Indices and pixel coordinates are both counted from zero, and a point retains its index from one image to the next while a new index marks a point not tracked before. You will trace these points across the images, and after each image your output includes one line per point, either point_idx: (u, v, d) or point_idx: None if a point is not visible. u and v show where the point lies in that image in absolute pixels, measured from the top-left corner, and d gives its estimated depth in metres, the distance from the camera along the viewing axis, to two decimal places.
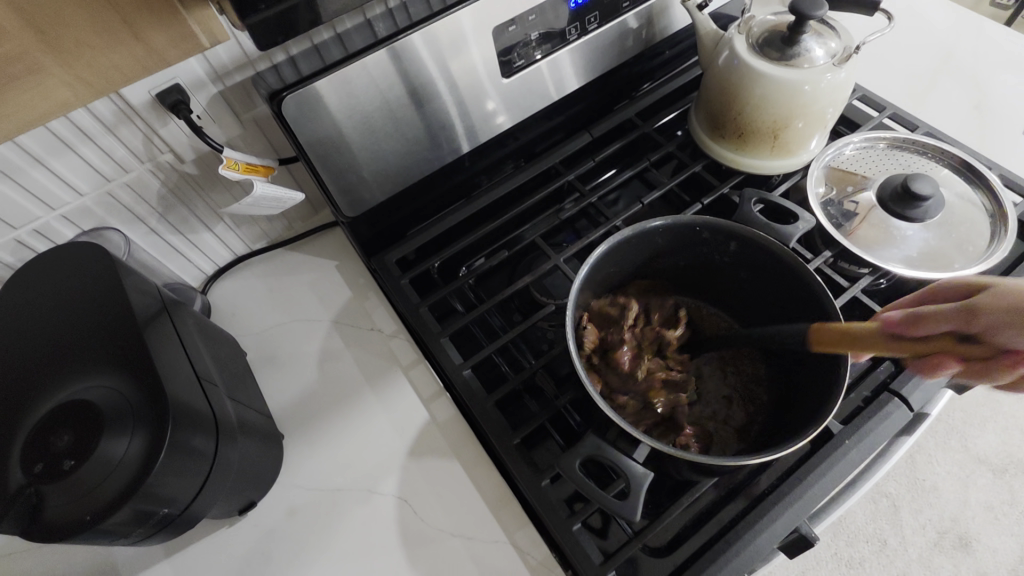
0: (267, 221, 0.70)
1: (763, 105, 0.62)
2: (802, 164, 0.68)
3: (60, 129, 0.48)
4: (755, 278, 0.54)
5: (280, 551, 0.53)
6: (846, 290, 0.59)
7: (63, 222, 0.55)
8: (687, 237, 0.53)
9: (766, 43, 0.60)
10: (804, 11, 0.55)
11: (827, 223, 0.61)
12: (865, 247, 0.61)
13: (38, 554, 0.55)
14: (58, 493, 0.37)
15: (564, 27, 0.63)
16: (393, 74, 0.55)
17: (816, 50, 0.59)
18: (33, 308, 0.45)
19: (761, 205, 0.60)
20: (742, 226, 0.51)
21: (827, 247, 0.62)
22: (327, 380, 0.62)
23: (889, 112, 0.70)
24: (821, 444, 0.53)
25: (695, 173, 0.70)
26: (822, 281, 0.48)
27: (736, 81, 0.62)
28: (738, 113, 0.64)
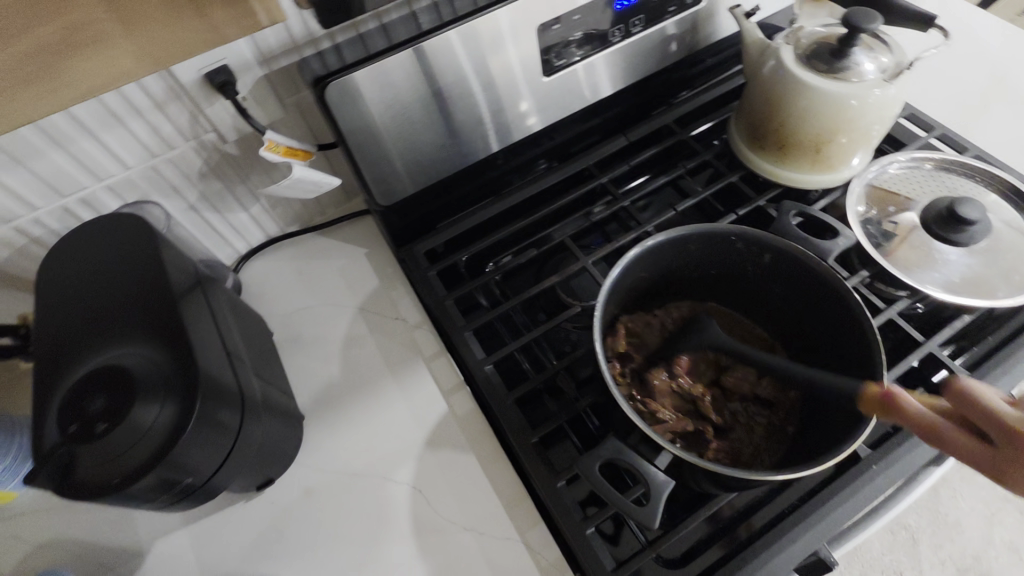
0: (301, 206, 0.71)
1: (808, 118, 0.60)
2: (843, 180, 0.67)
3: (112, 102, 0.50)
4: (788, 293, 0.53)
5: (294, 530, 0.54)
6: (882, 312, 0.58)
7: (108, 193, 0.57)
8: (721, 247, 0.52)
9: (815, 54, 0.59)
10: (856, 24, 0.54)
11: (865, 241, 0.59)
12: (904, 269, 0.59)
13: (63, 513, 0.57)
14: (88, 454, 0.38)
15: (608, 29, 0.63)
16: (434, 66, 0.55)
17: (865, 64, 0.57)
18: (76, 275, 0.47)
19: (799, 219, 0.59)
20: (778, 238, 0.50)
21: (865, 266, 0.61)
22: (350, 366, 0.63)
23: (937, 132, 0.69)
24: (847, 467, 0.51)
25: (731, 183, 0.69)
26: (861, 299, 0.47)
27: (781, 92, 0.61)
28: (781, 124, 0.63)
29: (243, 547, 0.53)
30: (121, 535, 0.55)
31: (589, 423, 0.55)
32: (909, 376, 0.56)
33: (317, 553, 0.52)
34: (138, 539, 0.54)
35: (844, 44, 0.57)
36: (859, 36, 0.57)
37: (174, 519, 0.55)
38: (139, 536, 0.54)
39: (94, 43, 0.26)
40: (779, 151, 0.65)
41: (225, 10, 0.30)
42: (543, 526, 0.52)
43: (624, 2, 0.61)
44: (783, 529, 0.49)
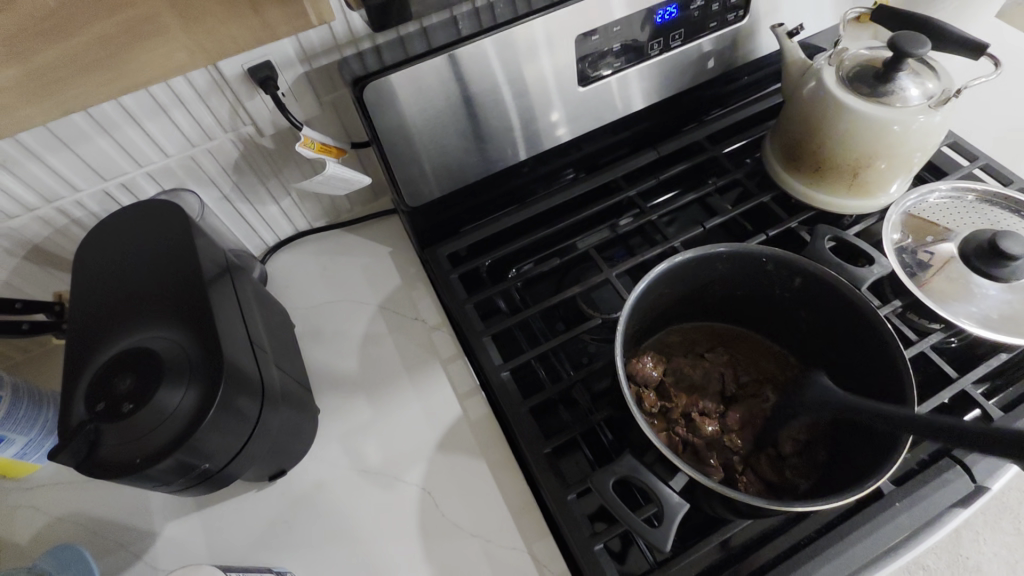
0: (330, 202, 0.72)
1: (847, 141, 0.59)
2: (879, 207, 0.65)
3: (158, 92, 0.51)
4: (817, 319, 0.52)
5: (303, 523, 0.54)
6: (913, 344, 0.56)
7: (147, 179, 0.58)
8: (750, 268, 0.51)
9: (857, 77, 0.58)
10: (903, 48, 0.52)
11: (898, 269, 0.57)
12: (939, 300, 0.57)
13: (82, 488, 0.58)
14: (113, 434, 0.39)
15: (646, 42, 0.62)
16: (470, 72, 0.56)
17: (910, 88, 0.56)
18: (113, 258, 0.48)
19: (832, 244, 0.57)
20: (810, 262, 0.49)
21: (898, 296, 0.59)
22: (367, 362, 0.63)
23: (981, 163, 0.66)
24: (868, 503, 0.50)
25: (762, 203, 0.68)
26: (893, 329, 0.45)
27: (821, 113, 0.59)
28: (818, 146, 0.62)
29: (252, 535, 0.54)
30: (135, 515, 0.56)
31: (603, 437, 0.55)
32: (939, 413, 0.54)
33: (323, 548, 0.53)
34: (151, 519, 0.55)
35: (889, 68, 0.56)
36: (906, 61, 0.55)
37: (187, 502, 0.56)
38: (152, 516, 0.55)
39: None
40: (814, 173, 0.64)
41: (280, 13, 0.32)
42: (550, 538, 0.52)
43: (665, 17, 0.61)
44: (798, 561, 0.47)
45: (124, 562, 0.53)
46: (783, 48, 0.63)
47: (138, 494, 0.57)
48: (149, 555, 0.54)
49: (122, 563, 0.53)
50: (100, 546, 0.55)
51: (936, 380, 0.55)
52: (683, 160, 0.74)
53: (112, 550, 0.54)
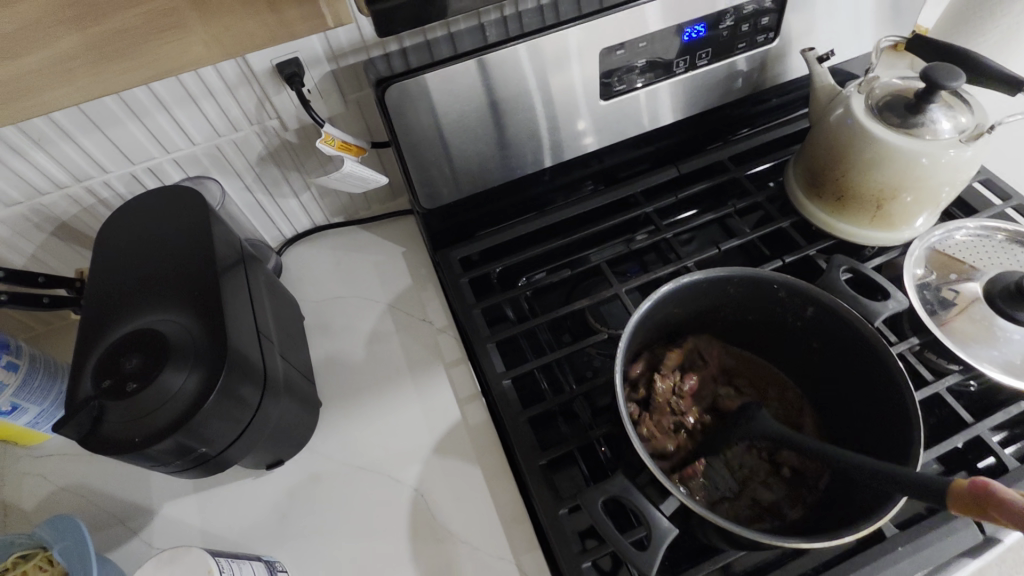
0: (349, 199, 0.73)
1: (872, 171, 0.58)
2: (903, 241, 0.63)
3: (188, 81, 0.53)
4: (827, 350, 0.50)
5: (296, 511, 0.55)
6: (928, 384, 0.54)
7: (173, 165, 0.60)
8: (762, 293, 0.50)
9: (887, 106, 0.57)
10: (937, 80, 0.51)
11: (918, 306, 0.56)
12: (959, 341, 0.55)
13: (87, 461, 0.59)
14: (116, 411, 0.40)
15: (673, 59, 0.62)
16: (493, 79, 0.56)
17: (943, 122, 0.55)
18: (132, 239, 0.49)
19: (849, 275, 0.56)
20: (823, 291, 0.48)
21: (915, 333, 0.57)
22: (372, 360, 0.64)
23: (1014, 202, 0.64)
24: (870, 544, 0.48)
25: (781, 228, 0.66)
26: (905, 367, 0.44)
27: (846, 141, 0.58)
28: (842, 174, 0.60)
29: (246, 521, 0.55)
30: (136, 491, 0.57)
31: (599, 453, 0.54)
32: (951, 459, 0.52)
33: (313, 539, 0.53)
34: (150, 497, 0.56)
35: (921, 99, 0.54)
36: (939, 93, 0.54)
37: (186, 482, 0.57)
38: (151, 494, 0.57)
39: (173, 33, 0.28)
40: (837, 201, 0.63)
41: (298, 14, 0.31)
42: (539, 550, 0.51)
43: (693, 35, 0.61)
44: None
45: (121, 537, 0.55)
46: (813, 73, 0.63)
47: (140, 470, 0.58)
48: (144, 532, 0.55)
49: (119, 538, 0.55)
50: (99, 519, 0.56)
51: (951, 423, 0.53)
52: (704, 180, 0.73)
53: (111, 523, 0.55)
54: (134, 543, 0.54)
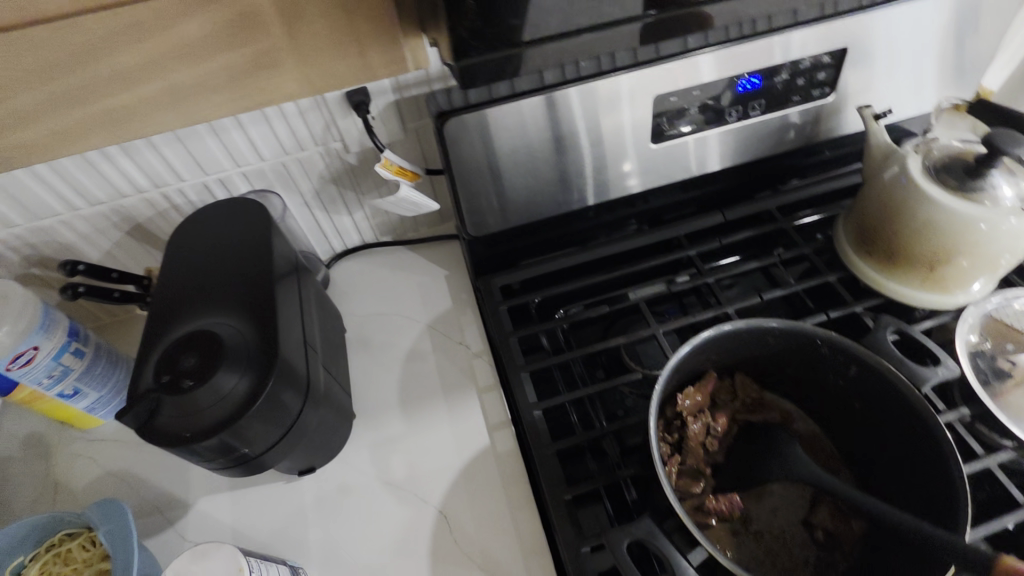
0: (399, 220, 0.76)
1: (927, 232, 0.57)
2: (957, 305, 0.61)
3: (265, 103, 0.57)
4: (870, 413, 0.49)
5: (322, 519, 0.56)
6: (979, 458, 0.52)
7: (242, 178, 0.64)
8: (803, 348, 0.49)
9: (945, 168, 0.56)
10: (1000, 146, 0.50)
11: (971, 375, 0.53)
12: (1014, 416, 0.53)
13: (133, 449, 0.63)
14: (171, 406, 0.42)
15: (725, 108, 0.63)
16: (548, 118, 0.58)
17: (1003, 188, 0.54)
18: (198, 244, 0.53)
19: (896, 336, 0.55)
20: (869, 352, 0.47)
21: (967, 403, 0.55)
22: (407, 378, 0.65)
23: None
24: None
25: (827, 282, 0.65)
26: (952, 439, 0.42)
27: (900, 201, 0.57)
28: (895, 233, 0.59)
29: (274, 523, 0.56)
30: (175, 483, 0.60)
31: (626, 494, 0.53)
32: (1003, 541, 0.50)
33: (336, 549, 0.54)
34: (187, 490, 0.59)
35: (982, 164, 0.53)
36: (1001, 158, 0.53)
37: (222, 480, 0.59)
38: (189, 488, 0.59)
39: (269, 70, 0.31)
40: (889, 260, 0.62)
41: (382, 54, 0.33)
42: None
43: (747, 86, 0.62)
44: None
45: (157, 526, 0.57)
46: (868, 130, 0.62)
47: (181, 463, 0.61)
48: (179, 524, 0.57)
49: (155, 527, 0.57)
50: (139, 507, 0.59)
51: (1004, 503, 0.50)
52: (750, 227, 0.73)
53: (149, 512, 0.58)
54: (168, 534, 0.57)
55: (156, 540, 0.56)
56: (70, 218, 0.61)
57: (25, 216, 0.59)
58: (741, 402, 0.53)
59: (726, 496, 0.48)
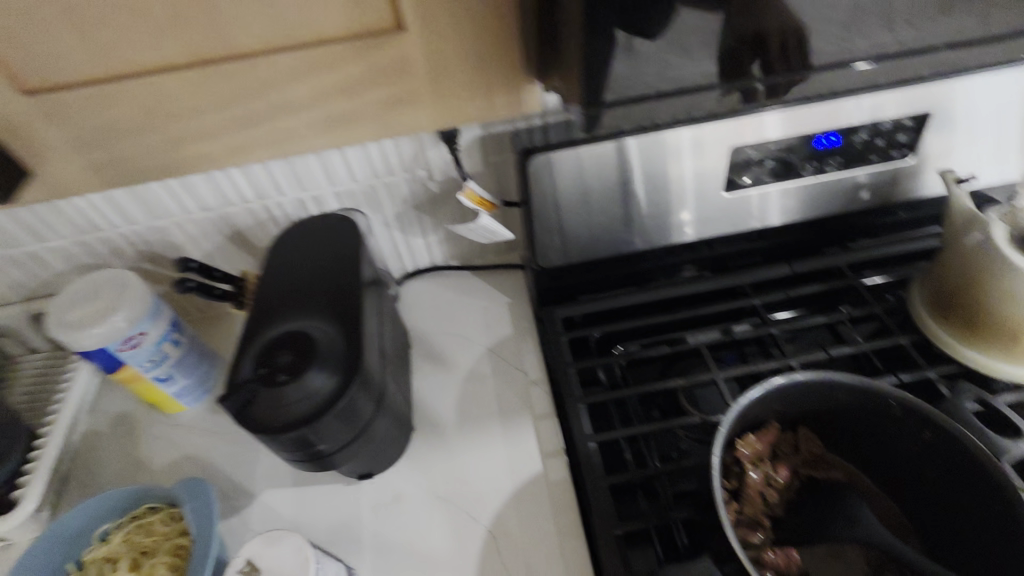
0: (468, 246, 0.80)
1: (1012, 302, 0.55)
2: None
3: None
4: (943, 482, 0.48)
5: (378, 524, 0.58)
6: None
7: (334, 196, 0.69)
8: (875, 408, 0.49)
9: None
10: None
11: None
12: None
13: (207, 437, 0.67)
14: (266, 397, 0.46)
15: (800, 163, 0.64)
16: (626, 161, 0.61)
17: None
18: (294, 252, 0.58)
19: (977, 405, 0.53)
20: (946, 418, 0.46)
21: None
22: (466, 398, 0.68)
23: None
24: None
25: (899, 344, 0.64)
26: None
27: (984, 268, 0.56)
28: (977, 300, 0.58)
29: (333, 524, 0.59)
30: (245, 476, 0.63)
31: (677, 537, 0.53)
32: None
33: (390, 555, 0.56)
34: (256, 483, 0.62)
35: None
36: None
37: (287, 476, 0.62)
38: (257, 482, 0.63)
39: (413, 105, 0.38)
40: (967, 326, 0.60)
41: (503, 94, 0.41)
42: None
43: (824, 143, 0.63)
44: None
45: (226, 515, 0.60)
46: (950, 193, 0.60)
47: (252, 457, 0.65)
48: (247, 514, 0.61)
49: (225, 515, 0.61)
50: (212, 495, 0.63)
51: None
52: (817, 281, 0.72)
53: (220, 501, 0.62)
54: (236, 523, 0.60)
55: (226, 528, 0.60)
56: (183, 220, 0.67)
57: (146, 217, 0.66)
58: (803, 457, 0.52)
59: (784, 551, 0.47)
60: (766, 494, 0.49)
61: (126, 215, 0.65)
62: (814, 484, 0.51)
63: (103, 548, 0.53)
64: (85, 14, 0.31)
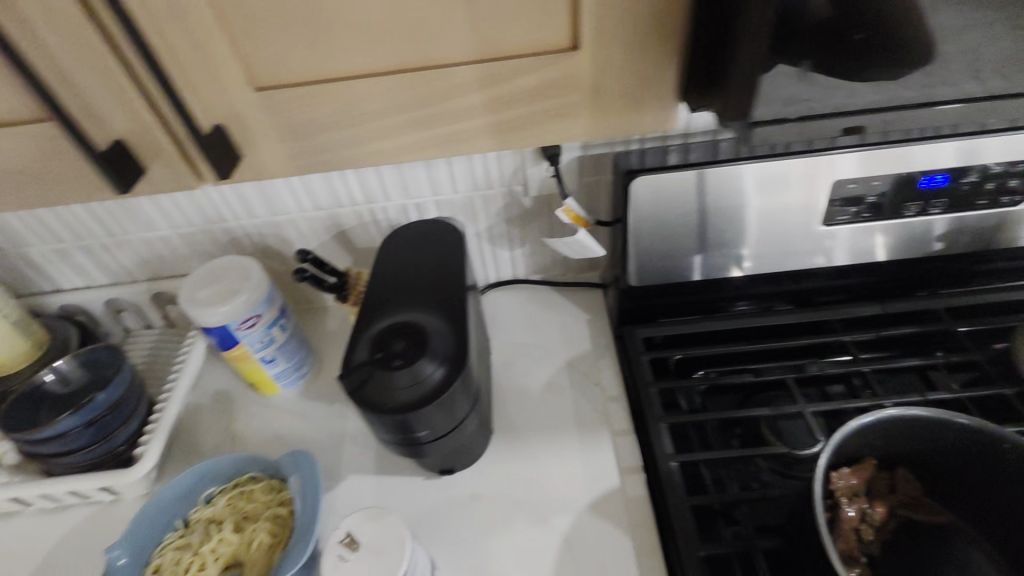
0: (551, 262, 0.82)
1: None
2: None
3: None
4: None
5: (459, 520, 0.60)
6: None
7: (435, 205, 0.73)
8: (983, 451, 0.47)
9: None
10: None
11: None
12: None
13: (297, 420, 0.71)
14: (380, 378, 0.49)
15: (904, 202, 0.64)
16: (726, 189, 0.62)
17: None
18: (401, 249, 0.62)
19: None
20: None
21: None
22: (544, 407, 0.69)
23: None
24: None
25: (1001, 395, 0.62)
26: None
27: None
28: None
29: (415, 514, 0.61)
30: (333, 460, 0.67)
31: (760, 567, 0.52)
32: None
33: (469, 551, 0.58)
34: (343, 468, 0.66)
35: None
36: None
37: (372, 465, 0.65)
38: (344, 467, 0.66)
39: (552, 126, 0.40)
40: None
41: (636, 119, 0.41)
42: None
43: (930, 184, 0.62)
44: None
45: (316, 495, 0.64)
46: None
47: (340, 442, 0.68)
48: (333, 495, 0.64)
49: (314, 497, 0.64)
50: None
51: None
52: (910, 323, 0.71)
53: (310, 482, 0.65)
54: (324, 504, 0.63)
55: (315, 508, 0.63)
56: (296, 218, 0.72)
57: (266, 211, 0.71)
58: (899, 496, 0.51)
59: None
60: (857, 530, 0.49)
61: (250, 209, 0.71)
62: (911, 526, 0.50)
63: (209, 510, 0.56)
64: (306, 16, 0.33)
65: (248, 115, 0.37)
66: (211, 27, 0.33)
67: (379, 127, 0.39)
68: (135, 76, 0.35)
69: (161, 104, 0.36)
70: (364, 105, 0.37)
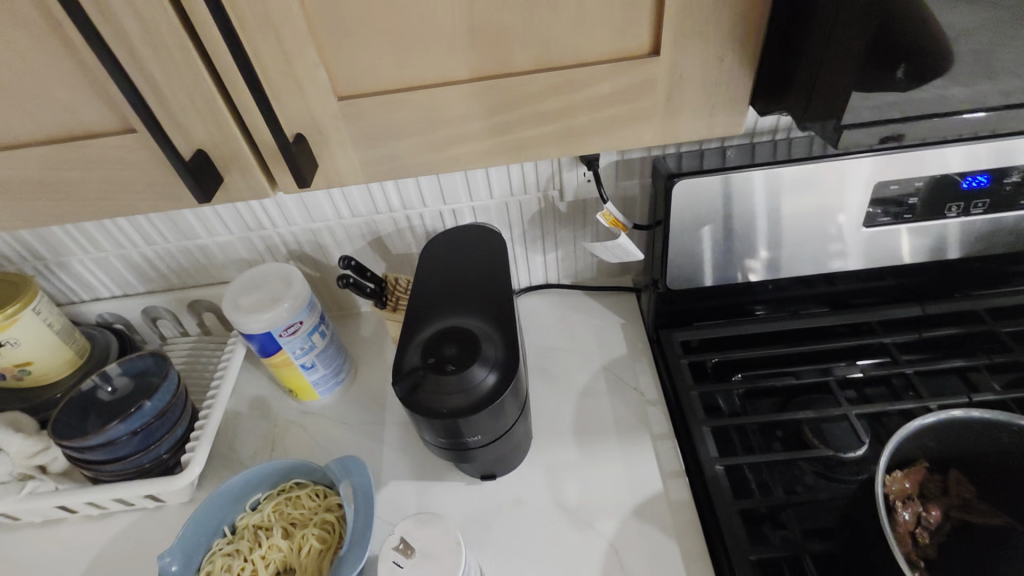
0: (583, 267, 0.82)
1: None
2: None
3: None
4: None
5: (505, 526, 0.60)
6: None
7: (470, 211, 0.74)
8: None
9: None
10: None
11: None
12: None
13: (335, 427, 0.71)
14: (433, 383, 0.50)
15: (947, 203, 0.63)
16: (767, 192, 0.62)
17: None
18: (443, 255, 0.62)
19: None
20: None
21: None
22: (582, 412, 0.69)
23: None
24: None
25: None
26: None
27: None
28: None
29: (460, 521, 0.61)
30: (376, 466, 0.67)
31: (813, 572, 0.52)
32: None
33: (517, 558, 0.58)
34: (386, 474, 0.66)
35: None
36: None
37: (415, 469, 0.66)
38: (387, 473, 0.66)
39: (616, 130, 0.40)
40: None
41: (700, 123, 0.41)
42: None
43: (974, 184, 0.62)
44: None
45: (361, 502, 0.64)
46: None
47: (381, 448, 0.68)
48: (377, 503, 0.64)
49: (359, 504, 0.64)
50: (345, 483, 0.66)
51: None
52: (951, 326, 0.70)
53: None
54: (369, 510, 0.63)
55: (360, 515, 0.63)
56: (333, 225, 0.73)
57: (305, 219, 0.72)
58: (957, 498, 0.50)
59: None
60: (914, 533, 0.49)
61: (288, 217, 0.71)
62: (969, 529, 0.49)
63: (256, 516, 0.57)
64: (397, 29, 0.34)
65: (325, 124, 0.38)
66: (301, 37, 0.34)
67: (454, 134, 0.39)
68: (221, 87, 0.36)
69: (240, 114, 0.37)
70: (440, 113, 0.38)
